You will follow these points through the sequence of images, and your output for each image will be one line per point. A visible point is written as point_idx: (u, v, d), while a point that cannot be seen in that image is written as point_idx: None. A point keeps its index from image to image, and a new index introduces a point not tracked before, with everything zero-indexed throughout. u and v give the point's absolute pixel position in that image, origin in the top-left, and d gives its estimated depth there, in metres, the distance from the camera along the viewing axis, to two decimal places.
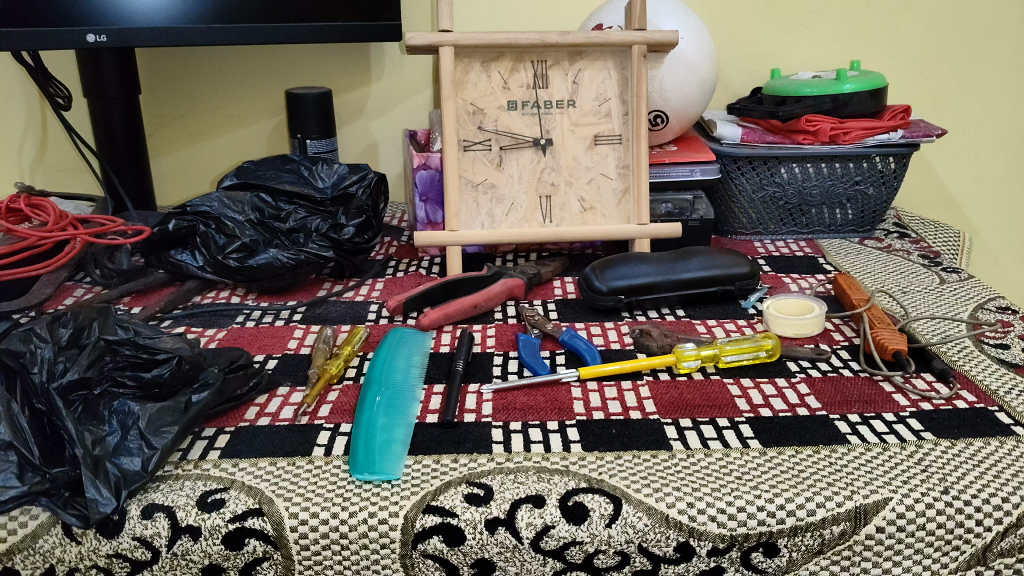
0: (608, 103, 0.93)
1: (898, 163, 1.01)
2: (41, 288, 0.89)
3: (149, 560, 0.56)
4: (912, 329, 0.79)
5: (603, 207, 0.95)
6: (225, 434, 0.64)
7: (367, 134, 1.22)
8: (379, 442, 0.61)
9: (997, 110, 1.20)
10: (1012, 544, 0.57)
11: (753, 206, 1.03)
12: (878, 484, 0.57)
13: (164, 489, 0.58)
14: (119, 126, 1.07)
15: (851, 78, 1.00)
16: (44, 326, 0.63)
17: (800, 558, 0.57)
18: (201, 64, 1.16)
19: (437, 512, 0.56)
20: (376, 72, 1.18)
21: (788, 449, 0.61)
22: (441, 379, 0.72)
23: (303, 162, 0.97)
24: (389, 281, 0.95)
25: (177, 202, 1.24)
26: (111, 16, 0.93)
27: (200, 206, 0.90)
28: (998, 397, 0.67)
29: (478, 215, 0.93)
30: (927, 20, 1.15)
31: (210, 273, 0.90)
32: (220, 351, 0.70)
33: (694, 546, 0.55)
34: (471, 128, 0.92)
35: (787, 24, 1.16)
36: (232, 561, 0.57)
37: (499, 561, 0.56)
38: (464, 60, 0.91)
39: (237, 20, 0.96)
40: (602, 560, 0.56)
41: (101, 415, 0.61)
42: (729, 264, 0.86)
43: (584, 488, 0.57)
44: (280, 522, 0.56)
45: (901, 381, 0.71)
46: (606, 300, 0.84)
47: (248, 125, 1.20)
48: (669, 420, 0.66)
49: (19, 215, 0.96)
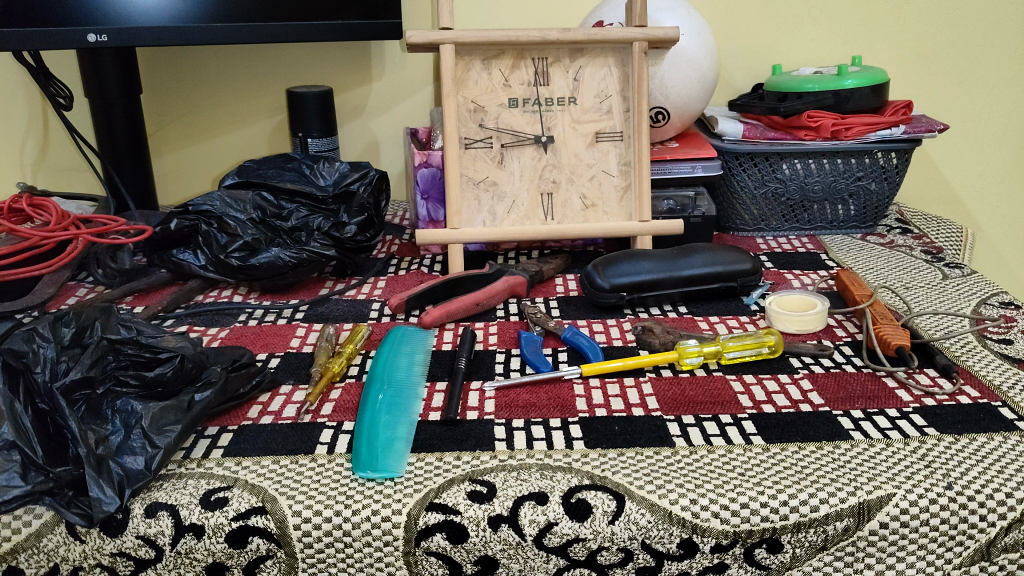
0: (609, 100, 0.93)
1: (900, 158, 1.00)
2: (44, 288, 0.89)
3: (152, 558, 0.56)
4: (914, 324, 0.78)
5: (605, 204, 0.95)
6: (228, 434, 0.64)
7: (368, 133, 1.22)
8: (381, 441, 0.61)
9: (999, 105, 1.20)
10: (1016, 539, 0.57)
11: (754, 202, 1.03)
12: (882, 480, 0.57)
13: (168, 487, 0.58)
14: (120, 124, 1.07)
15: (852, 74, 0.99)
16: (46, 325, 0.63)
17: (803, 554, 0.57)
18: (202, 62, 1.15)
19: (440, 509, 0.56)
20: (377, 71, 1.18)
21: (791, 445, 0.61)
22: (444, 377, 0.72)
23: (305, 161, 0.97)
24: (391, 279, 0.95)
25: (178, 202, 1.24)
26: (111, 16, 0.93)
27: (202, 205, 0.90)
28: (1001, 392, 0.67)
29: (479, 212, 0.93)
30: (928, 15, 1.15)
31: (212, 272, 0.90)
32: (222, 351, 0.70)
33: (697, 542, 0.55)
34: (472, 126, 0.92)
35: (789, 20, 1.16)
36: (235, 559, 0.57)
37: (502, 558, 0.56)
38: (464, 57, 0.91)
39: (237, 19, 0.96)
40: (605, 557, 0.56)
41: (104, 414, 0.61)
42: (730, 261, 0.86)
43: (586, 485, 0.57)
44: (283, 520, 0.56)
45: (904, 376, 0.70)
46: (607, 297, 0.84)
47: (249, 124, 1.20)
48: (672, 416, 0.66)
49: (22, 215, 0.96)
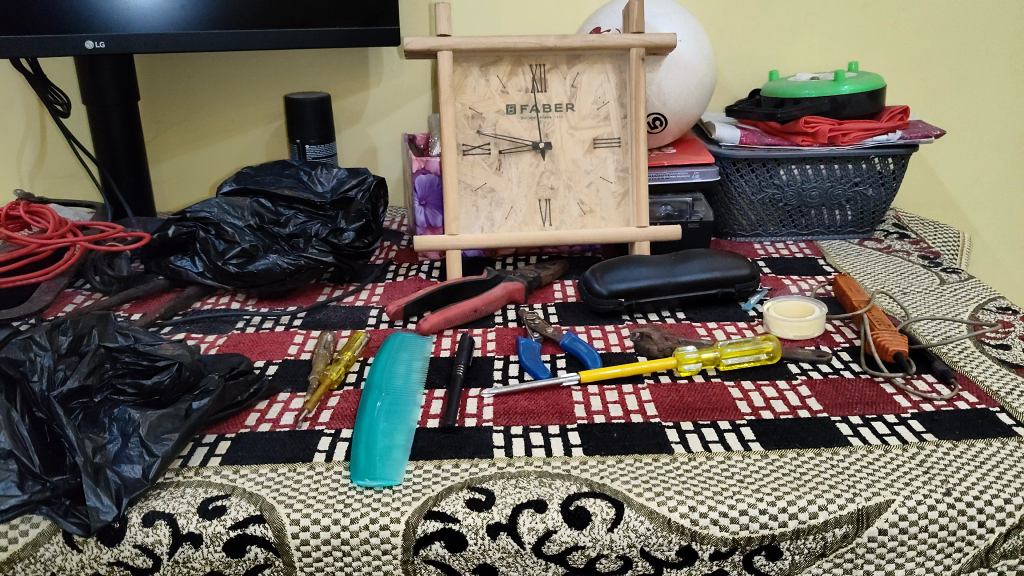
0: (607, 106, 0.93)
1: (897, 164, 1.00)
2: (41, 296, 0.89)
3: (151, 567, 0.56)
4: (912, 330, 0.78)
5: (603, 210, 0.95)
6: (226, 442, 0.64)
7: (366, 139, 1.22)
8: (380, 448, 0.61)
9: (995, 110, 1.20)
10: (1015, 545, 0.57)
11: (752, 207, 1.03)
12: (880, 486, 0.57)
13: (166, 496, 0.57)
14: (118, 130, 1.07)
15: (850, 79, 1.00)
16: (44, 333, 0.63)
17: (802, 561, 0.57)
18: (200, 69, 1.16)
19: (438, 517, 0.56)
20: (375, 77, 1.18)
21: (790, 452, 0.61)
22: (442, 384, 0.72)
23: (303, 168, 0.97)
24: (390, 285, 0.95)
25: (175, 209, 1.24)
26: (110, 23, 0.93)
27: (201, 212, 0.90)
28: (999, 398, 0.67)
29: (478, 218, 0.93)
30: (925, 21, 1.15)
31: (210, 279, 0.90)
32: (220, 358, 0.70)
33: (696, 549, 0.55)
34: (470, 132, 0.92)
35: (787, 25, 1.16)
36: (233, 568, 0.56)
37: (501, 566, 0.56)
38: (462, 64, 0.91)
39: (235, 26, 0.96)
40: (604, 564, 0.56)
41: (102, 422, 0.61)
42: (728, 266, 0.86)
43: (585, 492, 0.57)
44: (282, 529, 0.55)
45: (902, 382, 0.71)
46: (605, 304, 0.84)
47: (247, 131, 1.20)
48: (670, 423, 0.66)
49: (19, 222, 0.96)
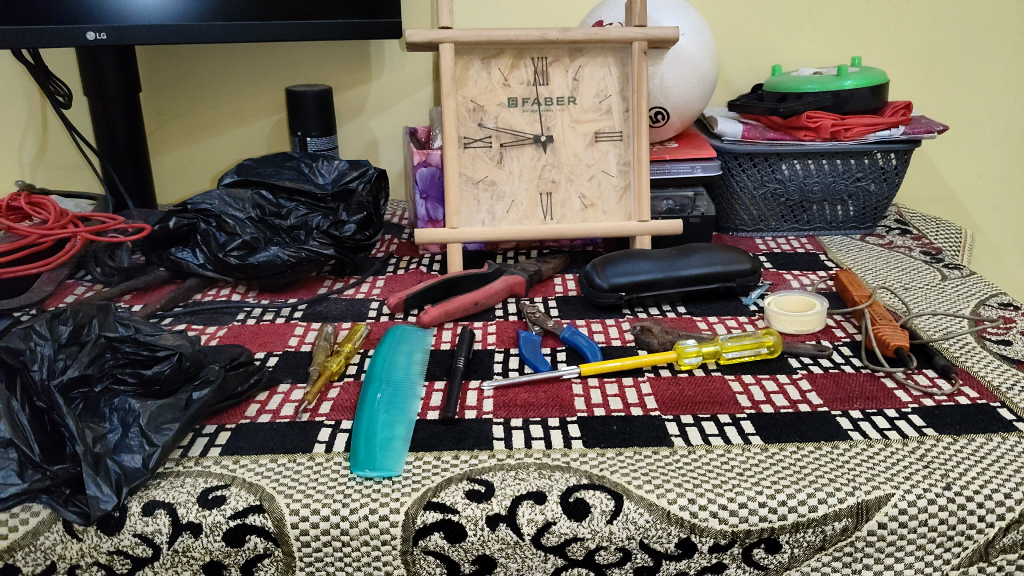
0: (609, 100, 0.93)
1: (899, 159, 1.00)
2: (42, 286, 0.89)
3: (150, 557, 0.56)
4: (913, 324, 0.78)
5: (604, 204, 0.94)
6: (226, 432, 0.64)
7: (367, 132, 1.21)
8: (380, 439, 0.61)
9: (998, 106, 1.20)
10: (1015, 539, 0.57)
11: (753, 202, 1.03)
12: (880, 480, 0.57)
13: (165, 486, 0.58)
14: (119, 121, 1.06)
15: (851, 74, 0.99)
16: (44, 323, 0.64)
17: (801, 554, 0.57)
18: (201, 61, 1.15)
19: (438, 508, 0.56)
20: (376, 70, 1.18)
21: (789, 445, 0.61)
22: (442, 376, 0.72)
23: (303, 159, 0.97)
24: (390, 278, 0.95)
25: (177, 201, 1.24)
26: (113, 13, 0.93)
27: (201, 204, 0.90)
28: (999, 393, 0.67)
29: (479, 212, 0.93)
30: (928, 16, 1.15)
31: (211, 271, 0.90)
32: (220, 349, 0.70)
33: (695, 542, 0.55)
34: (471, 125, 0.92)
35: (790, 20, 1.16)
36: (233, 558, 0.57)
37: (500, 557, 0.56)
38: (464, 57, 0.91)
39: (235, 18, 0.96)
40: (603, 556, 0.56)
41: (102, 412, 0.61)
42: (730, 261, 0.86)
43: (585, 484, 0.57)
44: (281, 519, 0.56)
45: (903, 376, 0.70)
46: (606, 297, 0.84)
47: (249, 123, 1.20)
48: (670, 416, 0.66)
49: (20, 213, 0.96)
